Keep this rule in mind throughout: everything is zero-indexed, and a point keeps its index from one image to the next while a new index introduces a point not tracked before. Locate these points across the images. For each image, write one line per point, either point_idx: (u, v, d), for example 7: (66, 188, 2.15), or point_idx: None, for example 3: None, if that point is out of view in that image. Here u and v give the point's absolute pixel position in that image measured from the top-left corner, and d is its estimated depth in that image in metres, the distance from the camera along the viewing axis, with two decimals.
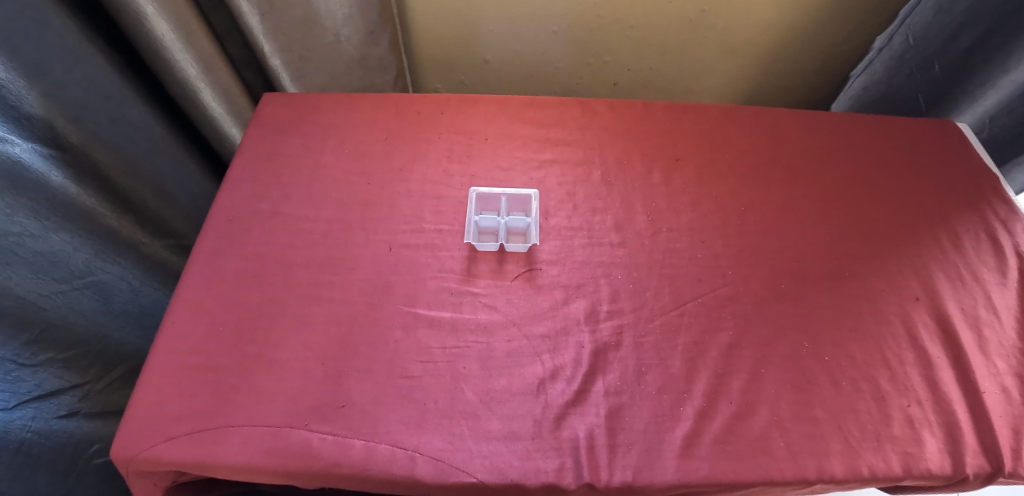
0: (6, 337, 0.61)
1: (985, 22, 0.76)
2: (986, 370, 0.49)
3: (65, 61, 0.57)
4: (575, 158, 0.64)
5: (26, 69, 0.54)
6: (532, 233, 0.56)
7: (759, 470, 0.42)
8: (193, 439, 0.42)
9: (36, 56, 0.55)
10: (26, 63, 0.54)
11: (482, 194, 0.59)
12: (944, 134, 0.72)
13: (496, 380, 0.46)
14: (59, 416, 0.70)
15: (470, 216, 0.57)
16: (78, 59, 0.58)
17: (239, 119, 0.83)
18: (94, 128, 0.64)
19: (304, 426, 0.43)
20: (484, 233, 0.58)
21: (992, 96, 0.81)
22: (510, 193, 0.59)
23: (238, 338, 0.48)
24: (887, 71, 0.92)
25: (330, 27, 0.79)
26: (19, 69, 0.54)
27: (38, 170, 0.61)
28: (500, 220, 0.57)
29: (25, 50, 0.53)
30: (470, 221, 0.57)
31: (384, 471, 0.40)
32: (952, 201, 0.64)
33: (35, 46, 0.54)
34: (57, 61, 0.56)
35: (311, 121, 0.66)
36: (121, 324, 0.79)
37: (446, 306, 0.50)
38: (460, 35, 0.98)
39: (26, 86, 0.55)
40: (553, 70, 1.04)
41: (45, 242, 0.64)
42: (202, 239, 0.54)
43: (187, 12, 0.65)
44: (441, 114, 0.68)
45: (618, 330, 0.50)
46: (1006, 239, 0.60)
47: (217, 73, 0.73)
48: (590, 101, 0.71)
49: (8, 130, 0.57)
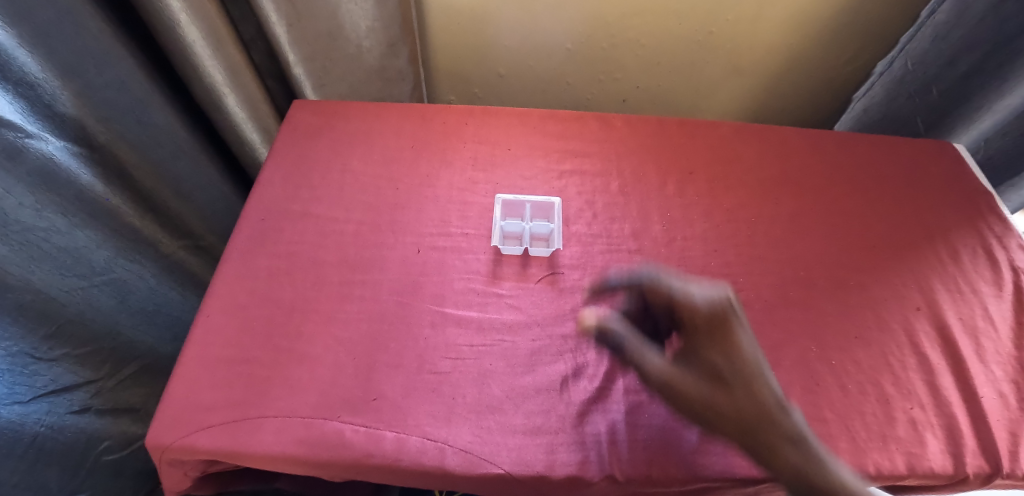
0: (27, 330, 0.64)
1: (980, 50, 0.81)
2: (985, 376, 0.52)
3: (96, 63, 0.61)
4: (594, 170, 0.67)
5: (61, 69, 0.58)
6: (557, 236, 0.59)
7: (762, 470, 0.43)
8: (227, 428, 0.44)
9: (71, 59, 0.58)
10: (61, 64, 0.58)
11: (507, 201, 0.62)
12: (940, 155, 0.76)
13: (522, 376, 0.48)
14: (71, 411, 0.73)
15: (496, 221, 0.59)
16: (108, 61, 0.62)
17: (261, 126, 0.86)
18: (120, 128, 0.68)
19: (337, 417, 0.44)
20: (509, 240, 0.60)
21: (989, 119, 0.85)
22: (534, 197, 0.62)
23: (271, 333, 0.50)
24: (886, 94, 0.97)
25: (353, 38, 0.83)
26: (54, 70, 0.58)
27: (69, 168, 0.64)
28: (525, 227, 0.60)
29: (61, 53, 0.57)
30: (496, 226, 0.59)
31: (415, 462, 0.42)
32: (950, 218, 0.67)
33: (70, 48, 0.58)
34: (89, 62, 0.60)
35: (339, 127, 0.69)
36: (135, 321, 0.83)
37: (473, 305, 0.53)
38: (476, 50, 1.02)
39: (60, 86, 0.59)
40: (565, 85, 1.08)
41: (71, 237, 0.68)
42: (235, 237, 0.56)
43: (218, 20, 0.68)
44: (465, 124, 0.71)
45: (637, 331, 0.52)
46: (1002, 254, 0.63)
47: (242, 79, 0.76)
48: (607, 116, 0.74)
49: (43, 128, 0.60)
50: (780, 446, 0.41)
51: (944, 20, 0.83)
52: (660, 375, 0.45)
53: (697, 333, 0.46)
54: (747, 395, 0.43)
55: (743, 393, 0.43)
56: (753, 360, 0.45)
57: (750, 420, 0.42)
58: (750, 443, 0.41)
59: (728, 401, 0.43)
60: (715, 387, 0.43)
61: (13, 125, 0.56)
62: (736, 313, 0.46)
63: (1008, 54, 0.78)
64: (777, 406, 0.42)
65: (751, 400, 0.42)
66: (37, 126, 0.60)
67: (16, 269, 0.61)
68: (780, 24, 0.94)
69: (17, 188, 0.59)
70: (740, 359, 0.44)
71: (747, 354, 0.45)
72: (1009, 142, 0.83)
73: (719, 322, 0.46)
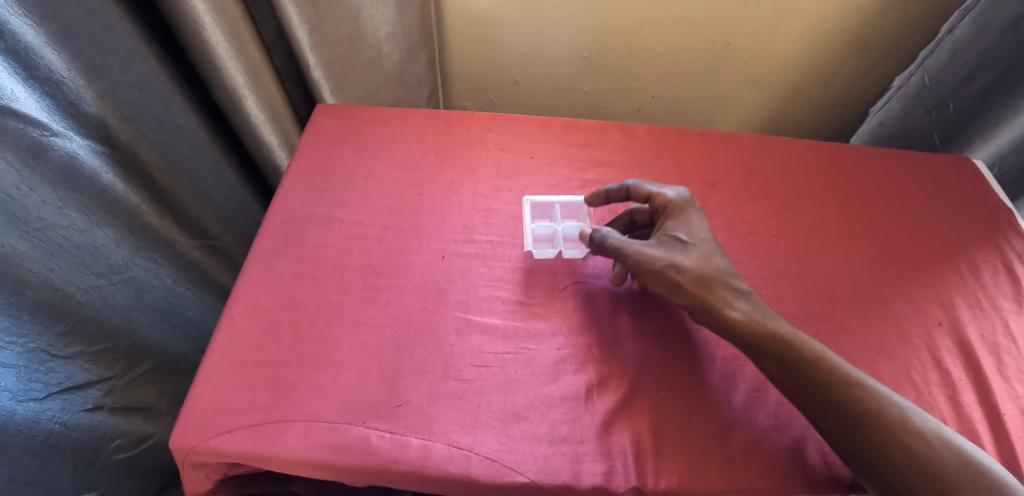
0: (44, 327, 0.65)
1: (998, 67, 0.82)
2: (1007, 393, 0.52)
3: (122, 62, 0.61)
4: (616, 179, 0.67)
5: (87, 69, 0.58)
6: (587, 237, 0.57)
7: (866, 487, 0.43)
8: (253, 431, 0.43)
9: (98, 59, 0.59)
10: (87, 63, 0.58)
11: (536, 203, 0.61)
12: (960, 170, 0.76)
13: (547, 385, 0.48)
14: (85, 409, 0.73)
15: (527, 225, 0.59)
16: (134, 60, 0.62)
17: (279, 127, 0.86)
18: (142, 128, 0.68)
19: (362, 423, 0.44)
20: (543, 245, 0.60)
21: (1005, 135, 0.87)
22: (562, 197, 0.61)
23: (297, 336, 0.50)
24: (903, 108, 0.96)
25: (374, 43, 0.83)
26: (80, 69, 0.58)
27: (91, 167, 0.65)
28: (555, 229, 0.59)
29: (89, 52, 0.57)
30: (527, 230, 0.58)
31: (441, 469, 0.42)
32: (970, 233, 0.67)
33: (98, 48, 0.58)
34: (115, 62, 0.60)
35: (363, 131, 0.69)
36: (150, 320, 0.83)
37: (497, 313, 0.53)
38: (494, 57, 1.03)
39: (85, 85, 0.59)
40: (581, 93, 1.08)
41: (90, 236, 0.68)
42: (260, 239, 0.57)
43: (241, 23, 0.69)
44: (488, 131, 0.71)
45: (660, 343, 0.52)
46: (1022, 270, 0.64)
47: (261, 81, 0.77)
48: (628, 126, 0.75)
49: (67, 126, 0.61)
50: (727, 305, 0.47)
51: (964, 37, 0.82)
52: (647, 259, 0.49)
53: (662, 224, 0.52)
54: (702, 254, 0.49)
55: (699, 252, 0.49)
56: (707, 231, 0.52)
57: (708, 274, 0.48)
58: (703, 304, 0.47)
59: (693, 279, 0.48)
60: (680, 252, 0.49)
61: (39, 123, 0.57)
62: (692, 201, 0.53)
63: None
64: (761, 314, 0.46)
65: (715, 282, 0.48)
66: (62, 125, 0.60)
67: (36, 267, 0.61)
68: (797, 38, 0.95)
69: (40, 186, 0.59)
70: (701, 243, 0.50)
71: (698, 222, 0.52)
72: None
73: (683, 207, 0.53)
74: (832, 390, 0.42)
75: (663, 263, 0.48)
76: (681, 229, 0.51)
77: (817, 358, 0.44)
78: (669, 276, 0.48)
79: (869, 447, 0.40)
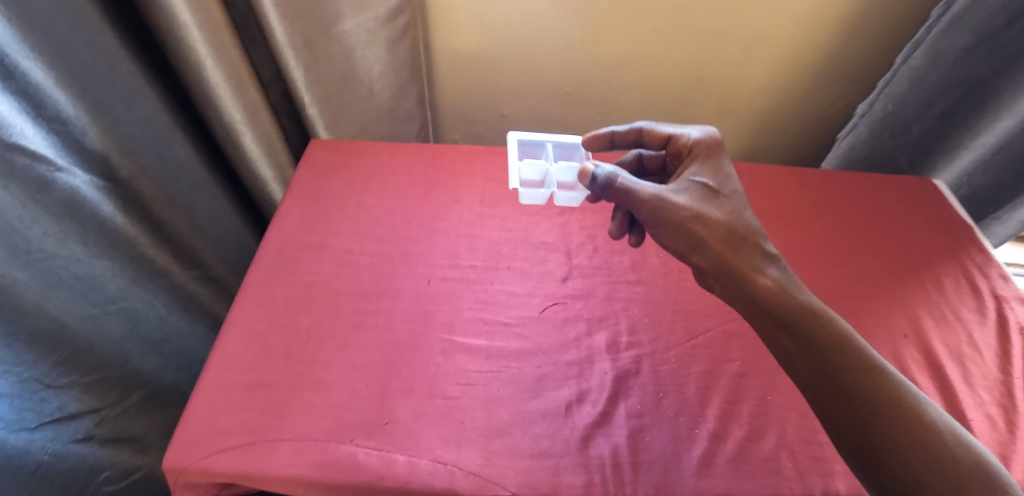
0: (38, 357, 0.66)
1: (956, 93, 0.87)
2: (973, 400, 0.54)
3: (125, 101, 0.65)
4: (595, 205, 0.71)
5: (91, 107, 0.62)
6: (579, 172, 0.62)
7: (869, 487, 0.41)
8: (243, 451, 0.45)
9: (103, 98, 0.63)
10: (91, 102, 0.62)
11: (521, 142, 0.65)
12: (921, 191, 0.81)
13: (529, 401, 0.50)
14: (75, 439, 0.74)
15: (514, 163, 0.62)
16: (136, 99, 0.67)
17: (274, 162, 0.89)
18: (143, 162, 0.72)
19: (351, 441, 0.46)
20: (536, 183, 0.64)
21: (967, 158, 0.91)
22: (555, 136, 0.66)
23: (288, 359, 0.52)
24: (870, 133, 1.00)
25: (366, 81, 0.88)
26: (86, 107, 0.62)
27: (93, 200, 0.68)
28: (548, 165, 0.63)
29: (94, 92, 0.61)
30: (515, 168, 0.61)
31: (426, 484, 0.43)
32: (933, 250, 0.72)
33: (102, 87, 0.62)
34: (118, 101, 0.65)
35: (355, 164, 0.73)
36: (144, 350, 0.84)
37: (481, 334, 0.55)
38: (481, 93, 1.09)
39: (89, 122, 0.63)
40: (565, 125, 1.14)
41: (89, 266, 0.70)
42: (255, 267, 0.59)
43: (241, 66, 0.73)
44: (473, 163, 0.75)
45: (637, 359, 0.54)
46: (983, 283, 0.68)
47: (258, 120, 0.81)
48: (606, 156, 0.79)
49: (71, 162, 0.64)
50: (759, 267, 0.45)
51: (919, 66, 0.88)
52: (677, 205, 0.47)
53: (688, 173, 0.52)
54: (733, 207, 0.48)
55: (729, 206, 0.48)
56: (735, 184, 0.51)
57: (738, 228, 0.46)
58: (731, 262, 0.45)
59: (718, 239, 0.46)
60: (709, 202, 0.48)
61: (45, 159, 0.60)
62: (718, 152, 0.53)
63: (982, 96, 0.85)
64: (790, 285, 0.44)
65: (741, 246, 0.46)
66: (66, 160, 0.63)
67: (33, 296, 0.63)
68: (763, 71, 1.02)
69: (42, 217, 0.62)
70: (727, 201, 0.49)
71: (726, 174, 0.52)
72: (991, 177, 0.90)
73: (708, 153, 0.53)
74: (858, 375, 0.40)
75: (692, 214, 0.47)
76: (707, 177, 0.51)
77: (846, 339, 0.41)
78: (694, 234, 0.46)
79: (887, 433, 0.38)
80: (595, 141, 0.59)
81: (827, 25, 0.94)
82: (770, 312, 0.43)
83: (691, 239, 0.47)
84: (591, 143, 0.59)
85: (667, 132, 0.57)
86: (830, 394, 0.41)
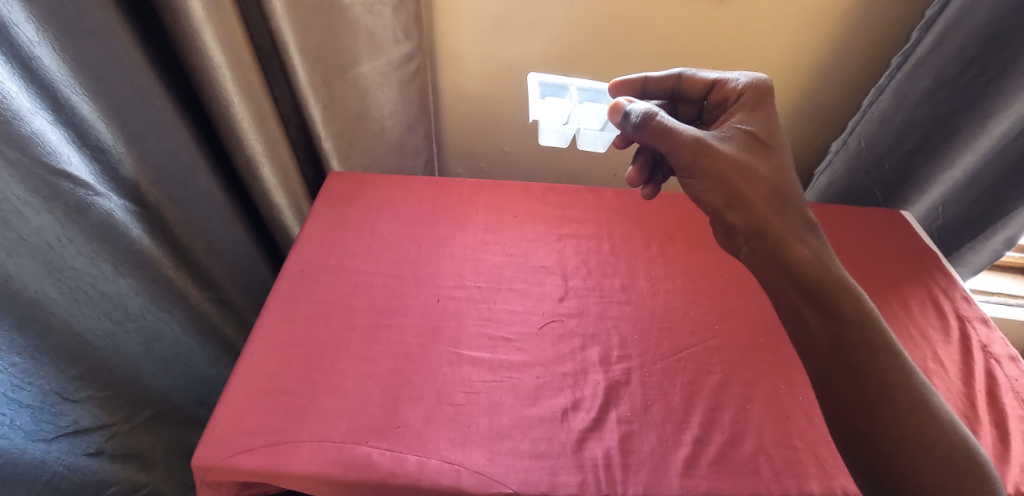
0: (59, 370, 0.69)
1: (921, 131, 0.93)
2: None
3: (159, 134, 0.71)
4: (588, 233, 0.78)
5: (129, 138, 0.68)
6: (599, 112, 0.76)
7: (845, 456, 0.48)
8: (266, 450, 0.49)
9: (139, 130, 0.69)
10: (129, 133, 0.68)
11: (542, 82, 0.82)
12: (891, 222, 0.88)
13: (528, 408, 0.55)
14: (87, 453, 0.77)
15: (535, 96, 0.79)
16: (168, 132, 0.73)
17: (289, 191, 0.95)
18: (170, 189, 0.77)
19: (366, 442, 0.50)
20: (565, 121, 0.79)
21: (937, 191, 0.97)
22: (580, 82, 0.81)
23: (308, 368, 0.57)
24: (847, 168, 1.06)
25: (377, 118, 0.95)
26: (124, 138, 0.67)
27: (124, 223, 0.72)
28: (574, 105, 0.78)
29: (132, 124, 0.67)
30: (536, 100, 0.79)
31: (435, 481, 0.47)
32: (903, 275, 0.79)
33: (140, 121, 0.68)
34: (153, 133, 0.71)
35: (369, 193, 0.80)
36: (156, 368, 0.87)
37: (484, 347, 0.60)
38: (485, 132, 1.18)
39: (126, 152, 0.69)
40: (562, 161, 1.22)
41: (114, 285, 0.74)
42: (277, 285, 0.65)
43: (264, 103, 0.81)
44: (478, 194, 0.82)
45: (627, 371, 0.60)
46: (948, 303, 0.75)
47: (277, 153, 0.88)
48: (599, 189, 0.87)
49: (107, 187, 0.69)
50: (793, 231, 0.52)
51: (887, 107, 0.94)
52: (722, 153, 0.53)
53: (731, 123, 0.57)
54: (770, 163, 0.55)
55: (767, 161, 0.55)
56: (773, 134, 0.57)
57: (777, 188, 0.54)
58: (765, 221, 0.52)
59: (760, 202, 0.53)
60: (749, 155, 0.54)
61: (85, 184, 0.65)
62: (766, 99, 0.58)
63: (946, 135, 0.91)
64: (827, 257, 0.51)
65: (781, 208, 0.53)
66: (103, 186, 0.69)
67: (62, 312, 0.67)
68: None
69: (77, 238, 0.66)
70: (770, 157, 0.55)
71: (767, 125, 0.57)
72: (962, 210, 0.96)
73: (756, 100, 0.58)
74: (871, 353, 0.47)
75: (735, 170, 0.53)
76: (749, 126, 0.56)
77: (868, 317, 0.48)
78: (737, 185, 0.53)
79: (887, 410, 0.45)
80: (631, 84, 0.65)
81: (795, 76, 1.05)
82: (800, 274, 0.50)
83: (733, 189, 0.53)
84: (630, 85, 0.65)
85: (711, 78, 0.61)
86: (838, 365, 0.48)
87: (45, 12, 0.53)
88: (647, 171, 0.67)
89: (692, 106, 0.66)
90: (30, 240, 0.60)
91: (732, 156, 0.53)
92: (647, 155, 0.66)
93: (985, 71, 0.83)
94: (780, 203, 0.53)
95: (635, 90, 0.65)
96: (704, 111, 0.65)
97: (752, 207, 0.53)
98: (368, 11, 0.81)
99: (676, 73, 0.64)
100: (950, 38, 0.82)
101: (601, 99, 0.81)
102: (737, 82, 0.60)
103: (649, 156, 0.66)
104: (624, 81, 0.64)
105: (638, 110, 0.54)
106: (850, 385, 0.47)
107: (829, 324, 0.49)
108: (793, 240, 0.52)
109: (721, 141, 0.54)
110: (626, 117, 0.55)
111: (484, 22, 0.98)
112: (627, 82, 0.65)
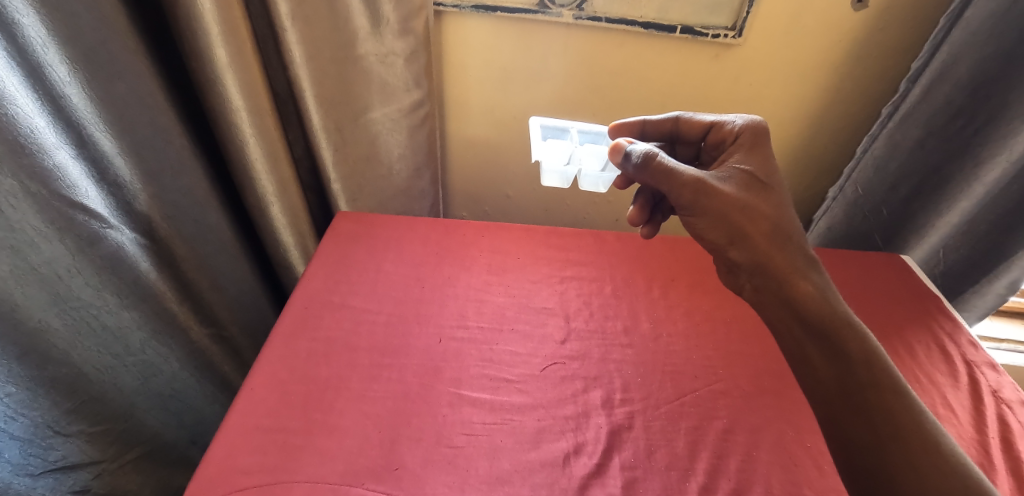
0: (53, 403, 0.68)
1: (915, 178, 0.95)
2: None
3: (174, 172, 0.74)
4: (590, 276, 0.79)
5: (146, 175, 0.70)
6: (599, 153, 0.78)
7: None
8: (260, 491, 0.48)
9: (156, 167, 0.71)
10: (146, 170, 0.70)
11: (544, 126, 0.87)
12: (892, 267, 0.88)
13: (529, 451, 0.54)
14: (71, 491, 0.76)
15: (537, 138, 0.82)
16: (184, 170, 0.75)
17: (296, 230, 0.97)
18: (180, 225, 0.79)
19: (362, 484, 0.49)
20: (566, 161, 0.81)
21: (937, 236, 0.98)
22: (580, 126, 0.85)
23: (307, 406, 0.56)
24: (844, 213, 1.07)
25: (386, 162, 0.99)
26: (140, 174, 0.70)
27: (132, 256, 0.74)
28: (576, 146, 0.81)
29: (150, 161, 0.70)
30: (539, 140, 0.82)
31: None
32: (907, 320, 0.78)
33: (157, 159, 0.71)
34: (168, 170, 0.73)
35: (376, 233, 0.82)
36: (151, 404, 0.85)
37: (486, 388, 0.60)
38: (490, 177, 1.22)
39: (141, 188, 0.71)
40: (564, 206, 1.25)
41: (117, 317, 0.74)
42: (280, 322, 0.65)
43: (279, 148, 0.84)
44: (481, 236, 0.84)
45: (629, 414, 0.59)
46: (955, 349, 0.74)
47: (289, 194, 0.90)
48: (600, 232, 0.89)
49: (121, 221, 0.71)
50: (795, 268, 0.53)
51: (881, 155, 0.96)
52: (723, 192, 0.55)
53: (730, 163, 0.59)
54: (770, 201, 0.56)
55: (767, 199, 0.56)
56: (771, 173, 0.59)
57: (779, 227, 0.55)
58: (768, 259, 0.53)
59: (761, 238, 0.54)
60: (749, 193, 0.56)
61: (100, 217, 0.67)
62: (761, 140, 0.61)
63: (939, 181, 0.94)
64: (831, 295, 0.51)
65: (784, 246, 0.54)
66: (116, 219, 0.70)
67: (62, 342, 0.67)
68: None
69: (85, 270, 0.67)
70: (770, 196, 0.56)
71: (765, 164, 0.59)
72: (962, 256, 0.97)
73: (752, 141, 0.61)
74: (875, 395, 0.46)
75: (736, 208, 0.54)
76: (747, 166, 0.58)
77: (873, 358, 0.48)
78: (738, 222, 0.54)
79: (899, 450, 0.44)
80: (631, 127, 0.68)
81: (788, 128, 1.10)
82: (805, 312, 0.51)
83: (734, 226, 0.54)
84: (629, 127, 0.68)
85: (708, 121, 0.65)
86: (848, 406, 0.47)
87: (78, 56, 0.56)
88: (648, 211, 0.69)
89: (690, 147, 0.69)
90: (40, 270, 0.61)
91: (732, 195, 0.55)
92: (647, 196, 0.69)
93: (973, 121, 0.86)
94: (782, 241, 0.54)
95: (634, 132, 0.69)
96: (702, 151, 0.68)
97: (755, 244, 0.54)
98: (382, 61, 0.86)
99: (673, 117, 0.67)
100: (936, 90, 0.86)
101: (601, 141, 0.85)
102: (733, 123, 0.63)
103: (649, 197, 0.69)
104: (623, 124, 0.68)
105: (639, 151, 0.57)
106: (861, 426, 0.46)
107: (834, 364, 0.49)
108: (797, 277, 0.52)
109: (721, 180, 0.56)
110: (628, 157, 0.59)
111: (491, 73, 1.04)
112: (626, 126, 0.69)
